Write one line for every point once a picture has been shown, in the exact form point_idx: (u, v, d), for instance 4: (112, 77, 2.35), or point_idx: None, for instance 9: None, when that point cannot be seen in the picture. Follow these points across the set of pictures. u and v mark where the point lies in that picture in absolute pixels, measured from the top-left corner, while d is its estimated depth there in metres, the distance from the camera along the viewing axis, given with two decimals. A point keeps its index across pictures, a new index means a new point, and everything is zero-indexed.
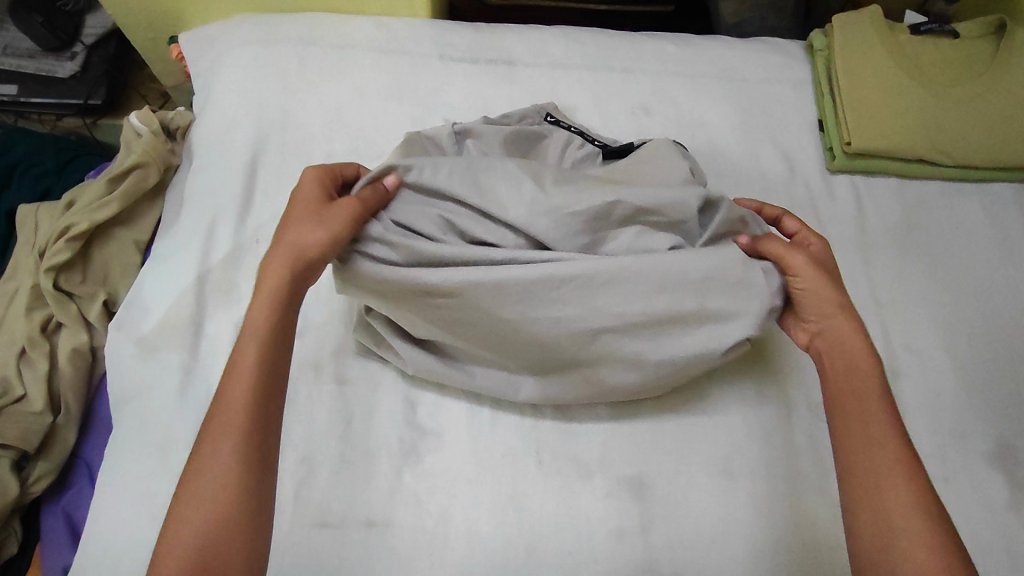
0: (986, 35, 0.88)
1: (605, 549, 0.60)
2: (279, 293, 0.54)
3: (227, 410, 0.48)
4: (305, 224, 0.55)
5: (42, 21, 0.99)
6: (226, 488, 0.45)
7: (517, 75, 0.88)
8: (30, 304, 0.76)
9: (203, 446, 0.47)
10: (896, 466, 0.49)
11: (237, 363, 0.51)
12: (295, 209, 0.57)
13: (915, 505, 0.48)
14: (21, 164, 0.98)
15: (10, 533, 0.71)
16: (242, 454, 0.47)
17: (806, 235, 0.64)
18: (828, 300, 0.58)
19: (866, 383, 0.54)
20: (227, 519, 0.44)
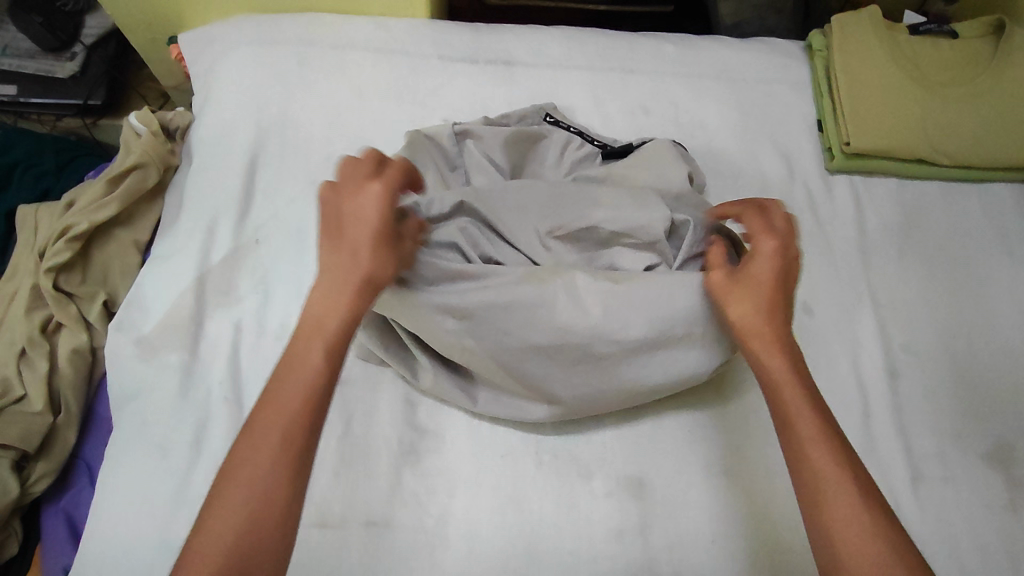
0: (985, 35, 0.88)
1: (605, 549, 0.60)
2: (353, 306, 0.49)
3: (287, 414, 0.45)
4: (387, 254, 0.51)
5: (41, 21, 1.00)
6: (281, 504, 0.43)
7: (516, 76, 0.88)
8: (30, 304, 0.76)
9: (255, 449, 0.44)
10: (845, 480, 0.45)
11: (300, 364, 0.47)
12: (373, 227, 0.50)
13: (870, 522, 0.43)
14: (21, 164, 0.98)
15: (11, 533, 0.71)
16: (292, 464, 0.44)
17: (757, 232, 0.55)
18: (739, 318, 0.53)
19: (788, 398, 0.50)
20: (276, 535, 0.42)
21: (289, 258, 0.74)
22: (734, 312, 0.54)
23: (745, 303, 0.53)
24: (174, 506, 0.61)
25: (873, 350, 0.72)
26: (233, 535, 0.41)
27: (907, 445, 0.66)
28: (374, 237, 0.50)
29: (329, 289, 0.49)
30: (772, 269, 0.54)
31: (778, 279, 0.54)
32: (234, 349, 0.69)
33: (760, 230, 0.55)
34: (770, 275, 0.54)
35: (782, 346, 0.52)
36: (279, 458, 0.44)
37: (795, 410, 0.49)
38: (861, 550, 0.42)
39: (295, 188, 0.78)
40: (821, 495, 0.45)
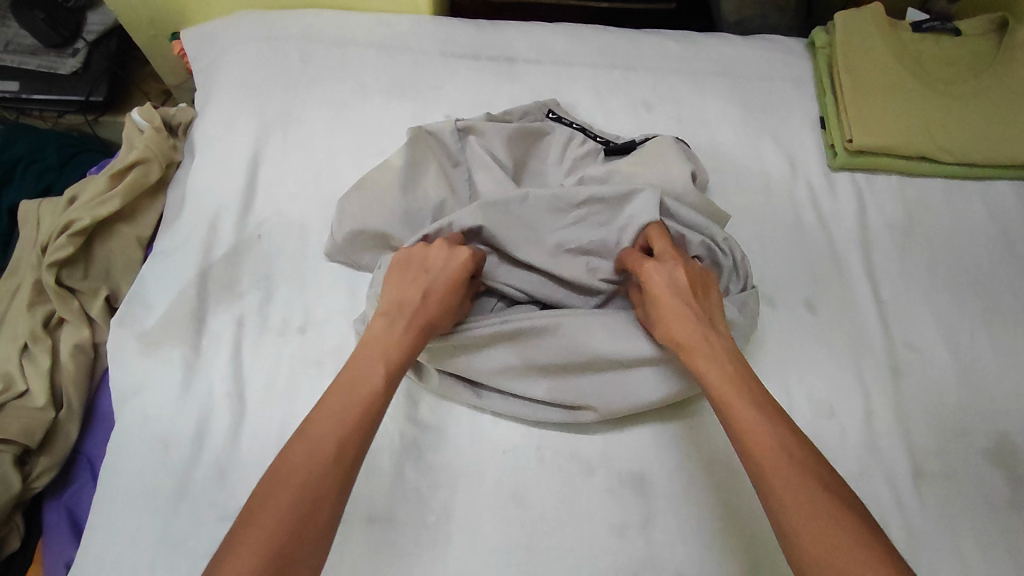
0: (988, 33, 0.88)
1: (606, 546, 0.60)
2: (411, 347, 0.56)
3: (348, 430, 0.48)
4: (447, 308, 0.58)
5: (43, 17, 0.99)
6: (325, 513, 0.44)
7: (518, 72, 0.88)
8: (33, 300, 0.76)
9: (312, 458, 0.46)
10: (790, 467, 0.45)
11: (361, 388, 0.51)
12: (446, 279, 0.59)
13: (814, 502, 0.43)
14: (23, 160, 0.98)
15: (12, 529, 0.71)
16: (341, 471, 0.46)
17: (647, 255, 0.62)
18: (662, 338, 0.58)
19: (725, 391, 0.52)
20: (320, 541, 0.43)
21: (290, 254, 0.74)
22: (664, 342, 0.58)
23: (661, 328, 0.58)
24: (175, 503, 0.60)
25: (875, 347, 0.72)
26: (275, 535, 0.42)
27: (909, 443, 0.66)
28: (443, 287, 0.59)
29: (398, 326, 0.56)
30: (661, 284, 0.59)
31: (671, 292, 0.58)
32: (236, 345, 0.69)
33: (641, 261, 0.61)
34: (663, 290, 0.58)
35: (708, 350, 0.55)
36: (334, 470, 0.46)
37: (734, 403, 0.51)
38: (809, 525, 0.42)
39: (297, 184, 0.78)
40: (769, 480, 0.46)
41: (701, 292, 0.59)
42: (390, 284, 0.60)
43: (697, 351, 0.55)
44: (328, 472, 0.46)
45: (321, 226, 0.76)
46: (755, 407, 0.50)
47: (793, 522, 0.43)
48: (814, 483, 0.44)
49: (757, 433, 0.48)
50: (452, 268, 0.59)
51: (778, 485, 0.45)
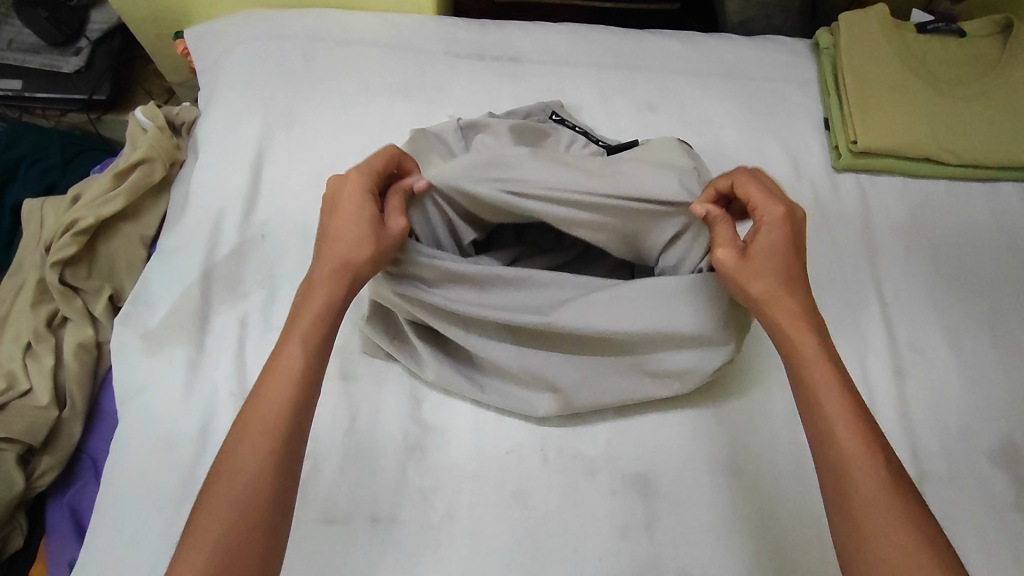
0: (994, 34, 0.88)
1: (609, 546, 0.60)
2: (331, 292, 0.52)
3: (278, 406, 0.47)
4: (357, 235, 0.53)
5: (47, 15, 0.99)
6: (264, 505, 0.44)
7: (522, 73, 0.88)
8: (36, 299, 0.76)
9: (245, 442, 0.46)
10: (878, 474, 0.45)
11: (280, 356, 0.50)
12: (351, 214, 0.54)
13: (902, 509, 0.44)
14: (26, 159, 0.98)
15: (14, 529, 0.71)
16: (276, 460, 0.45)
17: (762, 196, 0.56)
18: (763, 292, 0.53)
19: (813, 370, 0.50)
20: (261, 524, 0.43)
21: (294, 253, 0.74)
22: (761, 288, 0.53)
23: (765, 276, 0.53)
24: (179, 502, 0.60)
25: (879, 349, 0.72)
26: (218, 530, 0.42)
27: (913, 444, 0.66)
28: (347, 224, 0.54)
29: (317, 275, 0.53)
30: (779, 235, 0.54)
31: (787, 249, 0.54)
32: (240, 345, 0.69)
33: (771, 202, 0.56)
34: (780, 242, 0.54)
35: (802, 319, 0.52)
36: (265, 450, 0.45)
37: (820, 390, 0.49)
38: (893, 534, 0.43)
39: (301, 183, 0.78)
40: (847, 478, 0.46)
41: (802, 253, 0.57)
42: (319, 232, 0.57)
43: (789, 315, 0.52)
44: (260, 456, 0.45)
45: None
46: (840, 400, 0.49)
47: (864, 526, 0.44)
48: (892, 491, 0.45)
49: (841, 429, 0.47)
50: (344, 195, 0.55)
51: (859, 488, 0.45)
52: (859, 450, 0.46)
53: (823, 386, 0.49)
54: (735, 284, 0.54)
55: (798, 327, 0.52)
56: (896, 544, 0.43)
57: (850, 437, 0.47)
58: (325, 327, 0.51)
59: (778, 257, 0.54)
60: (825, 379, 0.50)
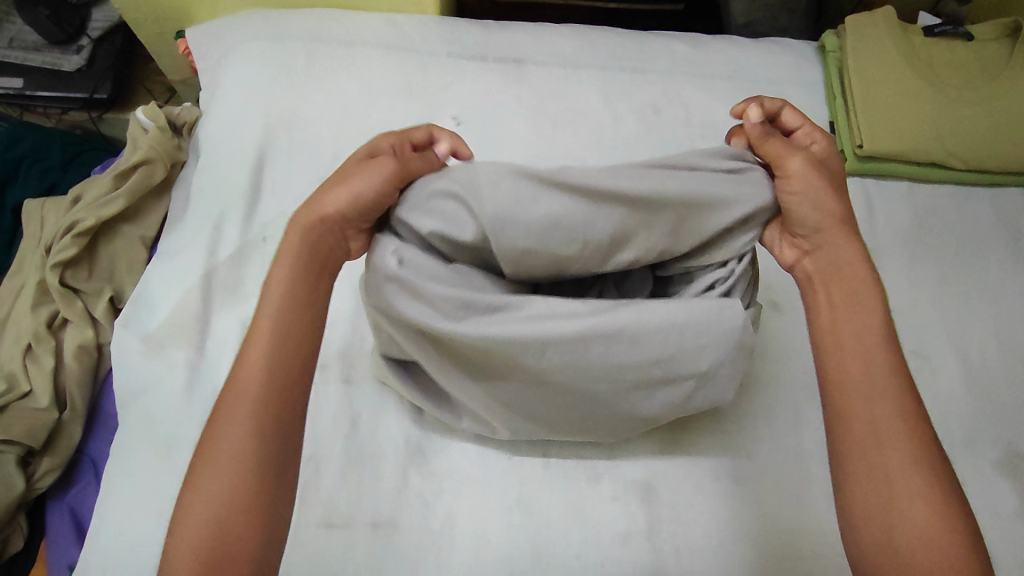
0: (1002, 37, 0.87)
1: (612, 552, 0.60)
2: (298, 255, 0.49)
3: (251, 373, 0.45)
4: (340, 175, 0.51)
5: (48, 13, 0.99)
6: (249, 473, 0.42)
7: (526, 75, 0.87)
8: (37, 299, 0.76)
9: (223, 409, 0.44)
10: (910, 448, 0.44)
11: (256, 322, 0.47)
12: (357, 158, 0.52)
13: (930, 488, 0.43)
14: (28, 159, 0.97)
15: (15, 530, 0.71)
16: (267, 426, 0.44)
17: (808, 134, 0.57)
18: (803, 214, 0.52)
19: (865, 300, 0.49)
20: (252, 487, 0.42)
21: None
22: (839, 206, 0.52)
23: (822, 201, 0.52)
24: None
25: None
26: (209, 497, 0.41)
27: None
28: (349, 166, 0.52)
29: (287, 232, 0.50)
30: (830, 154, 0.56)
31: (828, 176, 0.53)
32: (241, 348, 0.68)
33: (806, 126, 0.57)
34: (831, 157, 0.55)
35: (859, 279, 0.50)
36: (244, 413, 0.44)
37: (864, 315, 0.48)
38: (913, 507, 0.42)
39: (303, 185, 0.78)
40: (883, 446, 0.44)
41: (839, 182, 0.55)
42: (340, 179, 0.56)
43: (846, 244, 0.51)
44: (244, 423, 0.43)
45: None
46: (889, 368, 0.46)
47: (883, 452, 0.44)
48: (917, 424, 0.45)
49: (875, 363, 0.47)
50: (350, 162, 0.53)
51: (884, 416, 0.45)
52: (893, 381, 0.46)
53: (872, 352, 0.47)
54: (818, 202, 0.52)
55: (853, 260, 0.51)
56: (913, 474, 0.43)
57: (884, 364, 0.47)
58: (296, 287, 0.48)
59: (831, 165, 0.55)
60: (869, 308, 0.49)
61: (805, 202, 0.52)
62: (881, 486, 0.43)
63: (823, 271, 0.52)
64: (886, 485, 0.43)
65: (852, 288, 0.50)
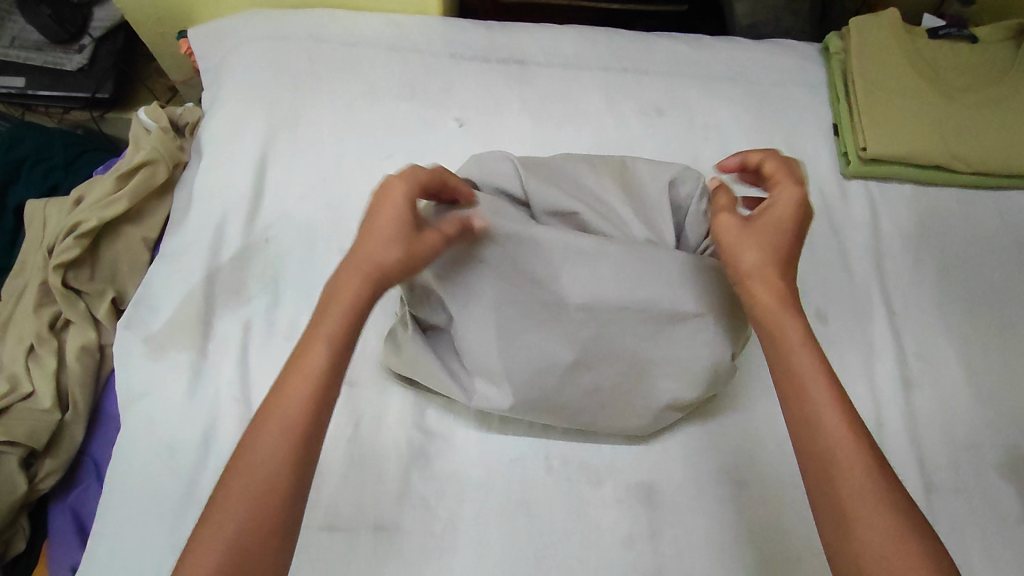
0: (1006, 40, 0.87)
1: (613, 555, 0.60)
2: (361, 296, 0.49)
3: (291, 402, 0.44)
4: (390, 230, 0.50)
5: (50, 12, 0.99)
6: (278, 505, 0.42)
7: (529, 76, 0.87)
8: (38, 301, 0.75)
9: (261, 436, 0.43)
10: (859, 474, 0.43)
11: (306, 351, 0.46)
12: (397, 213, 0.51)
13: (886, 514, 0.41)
14: (30, 159, 0.97)
15: (17, 531, 0.71)
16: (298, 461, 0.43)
17: (785, 188, 0.54)
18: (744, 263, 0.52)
19: (789, 332, 0.48)
20: (283, 519, 0.42)
21: (298, 257, 0.74)
22: (753, 259, 0.51)
23: (751, 248, 0.52)
24: (181, 508, 0.60)
25: (887, 358, 0.71)
26: (234, 526, 0.41)
27: (920, 454, 0.66)
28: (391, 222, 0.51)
29: (341, 275, 0.50)
30: (794, 215, 0.53)
31: (765, 223, 0.53)
32: (243, 349, 0.68)
33: (779, 178, 0.55)
34: (788, 218, 0.53)
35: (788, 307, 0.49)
36: (282, 442, 0.43)
37: (794, 349, 0.48)
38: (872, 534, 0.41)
39: (305, 187, 0.78)
40: (834, 472, 0.43)
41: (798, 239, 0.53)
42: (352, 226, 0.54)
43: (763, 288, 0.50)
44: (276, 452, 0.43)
45: (328, 229, 0.76)
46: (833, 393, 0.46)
47: (837, 486, 0.43)
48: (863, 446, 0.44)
49: (812, 386, 0.46)
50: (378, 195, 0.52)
51: (835, 448, 0.44)
52: (829, 408, 0.45)
53: (812, 374, 0.47)
54: (727, 254, 0.53)
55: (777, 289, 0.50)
56: (869, 496, 0.42)
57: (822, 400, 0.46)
58: (353, 327, 0.48)
59: (785, 231, 0.53)
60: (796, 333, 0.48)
61: (732, 254, 0.53)
62: (843, 521, 0.42)
63: (757, 316, 0.50)
64: (847, 519, 0.42)
65: (771, 331, 0.49)
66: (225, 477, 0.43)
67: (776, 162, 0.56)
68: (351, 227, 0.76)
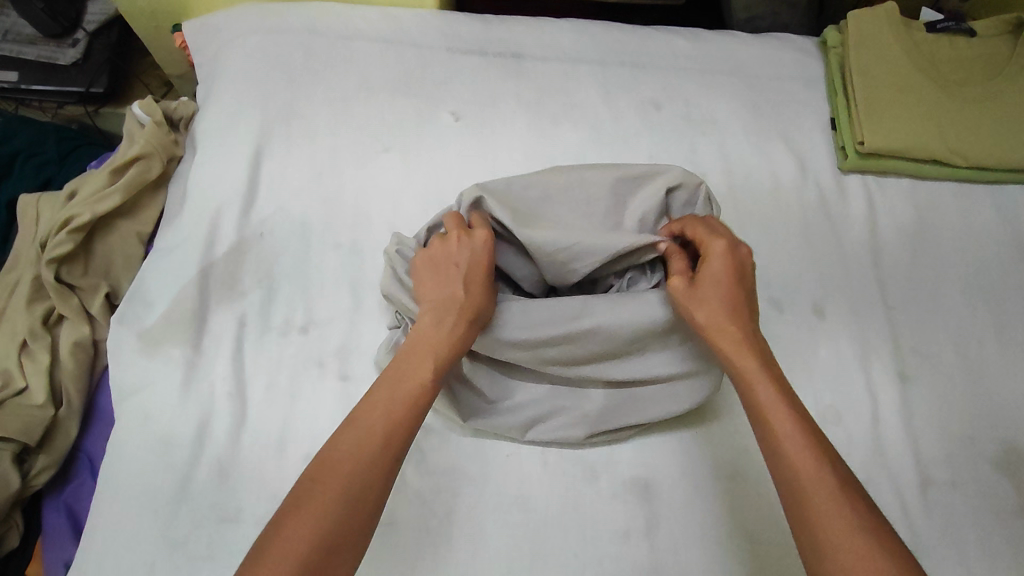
0: (1003, 33, 0.87)
1: (608, 551, 0.59)
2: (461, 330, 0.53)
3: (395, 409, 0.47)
4: (484, 292, 0.56)
5: (43, 6, 0.97)
6: (367, 501, 0.43)
7: (525, 69, 0.86)
8: (31, 296, 0.75)
9: (355, 452, 0.45)
10: (830, 485, 0.43)
11: (407, 381, 0.49)
12: (485, 274, 0.56)
13: (856, 521, 0.41)
14: (23, 153, 0.96)
15: (11, 527, 0.70)
16: (390, 463, 0.45)
17: (716, 250, 0.55)
18: (704, 319, 0.53)
19: (744, 359, 0.51)
20: (355, 539, 0.42)
21: (292, 251, 0.73)
22: (703, 317, 0.53)
23: (709, 306, 0.53)
24: (175, 504, 0.60)
25: (883, 353, 0.71)
26: (320, 531, 0.41)
27: (917, 448, 0.66)
28: (483, 282, 0.56)
29: (438, 315, 0.53)
30: (728, 263, 0.54)
31: (725, 283, 0.54)
32: (238, 344, 0.68)
33: (704, 236, 0.56)
34: (726, 269, 0.54)
35: (750, 349, 0.51)
36: (381, 444, 0.45)
37: (753, 381, 0.49)
38: (840, 542, 0.41)
39: (300, 182, 0.77)
40: (800, 486, 0.44)
41: (748, 295, 0.55)
42: (422, 278, 0.56)
43: (727, 332, 0.52)
44: (372, 464, 0.44)
45: (323, 225, 0.75)
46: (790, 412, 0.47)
47: (806, 499, 0.43)
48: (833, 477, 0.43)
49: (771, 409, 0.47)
50: (454, 246, 0.56)
51: (803, 472, 0.44)
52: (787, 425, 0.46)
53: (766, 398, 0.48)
54: (681, 313, 0.55)
55: (732, 333, 0.52)
56: (833, 503, 0.42)
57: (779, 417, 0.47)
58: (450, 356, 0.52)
59: (728, 280, 0.54)
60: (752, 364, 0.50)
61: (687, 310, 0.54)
62: (817, 546, 0.41)
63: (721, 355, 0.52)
64: (827, 549, 0.41)
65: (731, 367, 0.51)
66: (310, 491, 0.43)
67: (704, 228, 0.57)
68: (345, 222, 0.75)
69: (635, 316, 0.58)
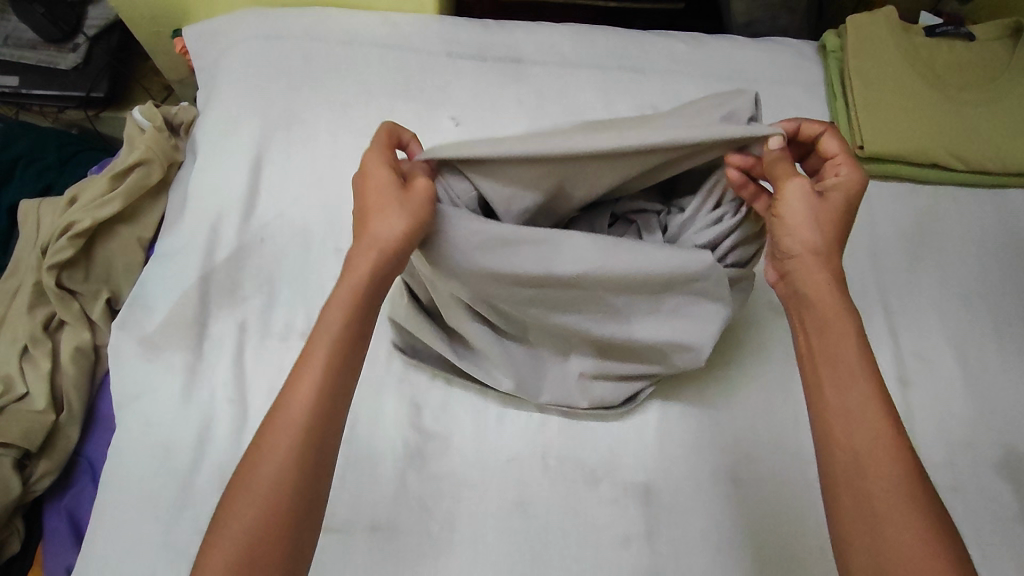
0: (1002, 37, 0.87)
1: (609, 556, 0.59)
2: (363, 274, 0.49)
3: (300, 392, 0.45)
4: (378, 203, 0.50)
5: (44, 11, 0.97)
6: (281, 490, 0.42)
7: (525, 75, 0.86)
8: (32, 302, 0.75)
9: (267, 445, 0.44)
10: (894, 472, 0.43)
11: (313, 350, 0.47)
12: (375, 189, 0.51)
13: (913, 509, 0.41)
14: (24, 158, 0.97)
15: (12, 532, 0.70)
16: (296, 446, 0.44)
17: (845, 173, 0.54)
18: (810, 240, 0.51)
19: (835, 323, 0.49)
20: (276, 526, 0.41)
21: (293, 256, 0.74)
22: (815, 239, 0.51)
23: (820, 232, 0.51)
24: (176, 510, 0.60)
25: (883, 357, 0.71)
26: (243, 525, 0.41)
27: (917, 453, 0.66)
28: (375, 197, 0.51)
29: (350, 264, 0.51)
30: (850, 196, 0.53)
31: (841, 206, 0.53)
32: (239, 349, 0.68)
33: (840, 158, 0.55)
34: (845, 197, 0.53)
35: (841, 308, 0.50)
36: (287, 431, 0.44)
37: (840, 352, 0.48)
38: (894, 525, 0.41)
39: (301, 187, 0.78)
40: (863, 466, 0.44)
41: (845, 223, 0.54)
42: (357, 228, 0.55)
43: (816, 271, 0.51)
44: (284, 453, 0.43)
45: (323, 230, 0.75)
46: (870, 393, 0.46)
47: (864, 477, 0.43)
48: (909, 466, 0.43)
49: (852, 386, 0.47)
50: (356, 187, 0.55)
51: (874, 454, 0.44)
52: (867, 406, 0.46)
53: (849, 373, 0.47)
54: (788, 218, 0.51)
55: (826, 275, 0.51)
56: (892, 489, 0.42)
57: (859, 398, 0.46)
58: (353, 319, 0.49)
59: (844, 210, 0.53)
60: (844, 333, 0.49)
61: (797, 226, 0.51)
62: (870, 522, 0.42)
63: (812, 288, 0.51)
64: (881, 529, 0.41)
65: (819, 316, 0.50)
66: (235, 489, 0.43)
67: (831, 144, 0.55)
68: (346, 227, 0.75)
69: (624, 265, 0.52)
